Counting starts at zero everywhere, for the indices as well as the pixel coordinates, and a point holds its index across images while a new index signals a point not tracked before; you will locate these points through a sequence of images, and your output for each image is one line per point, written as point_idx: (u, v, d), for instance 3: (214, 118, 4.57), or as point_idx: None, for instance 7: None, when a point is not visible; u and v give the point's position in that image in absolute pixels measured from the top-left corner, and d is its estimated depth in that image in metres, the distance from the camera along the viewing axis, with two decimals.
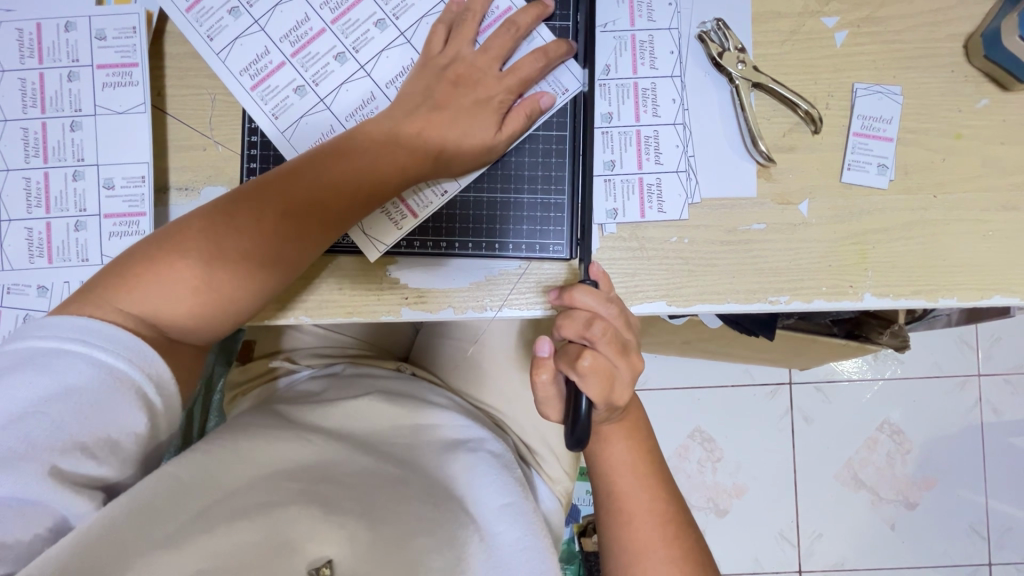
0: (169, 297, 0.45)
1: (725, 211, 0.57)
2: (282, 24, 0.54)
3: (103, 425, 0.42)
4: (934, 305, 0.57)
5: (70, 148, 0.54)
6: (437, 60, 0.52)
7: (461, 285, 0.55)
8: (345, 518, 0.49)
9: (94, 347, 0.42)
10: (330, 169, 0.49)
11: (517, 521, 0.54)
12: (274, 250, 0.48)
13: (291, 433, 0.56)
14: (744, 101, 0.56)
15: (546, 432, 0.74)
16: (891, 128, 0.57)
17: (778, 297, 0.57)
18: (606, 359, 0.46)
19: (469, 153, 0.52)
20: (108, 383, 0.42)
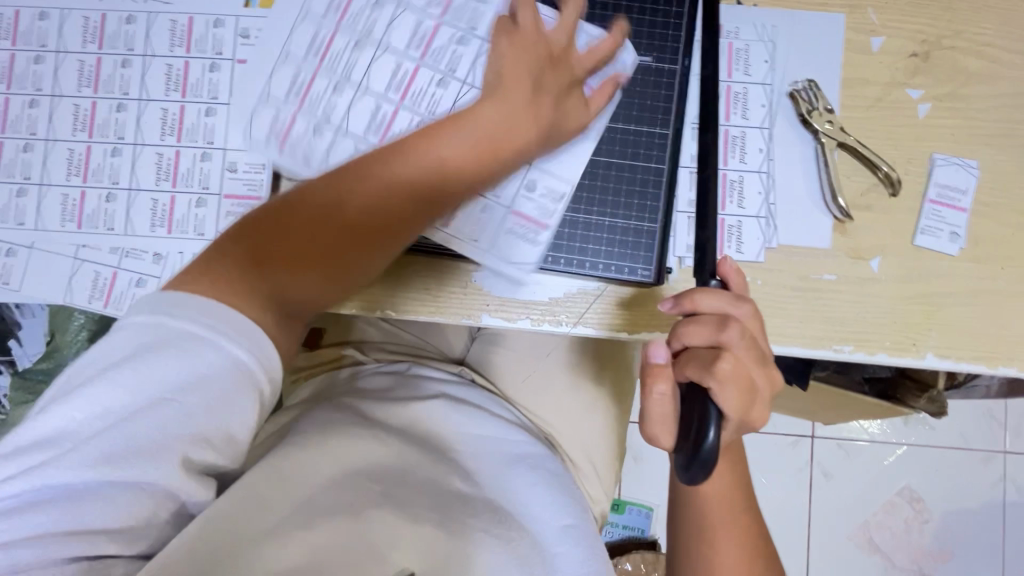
0: (274, 281, 0.47)
1: (799, 258, 0.60)
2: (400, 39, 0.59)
3: (217, 416, 0.42)
4: (993, 372, 0.59)
5: (202, 131, 0.59)
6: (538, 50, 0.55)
7: (539, 300, 0.59)
8: (422, 525, 0.52)
9: (219, 337, 0.42)
10: (423, 162, 0.52)
11: (577, 543, 0.56)
12: (364, 211, 0.50)
13: (364, 430, 0.58)
14: (829, 158, 0.59)
15: (589, 449, 0.77)
16: (965, 199, 0.60)
17: (841, 346, 0.59)
18: (741, 366, 0.47)
19: (541, 122, 0.55)
20: (234, 376, 0.42)
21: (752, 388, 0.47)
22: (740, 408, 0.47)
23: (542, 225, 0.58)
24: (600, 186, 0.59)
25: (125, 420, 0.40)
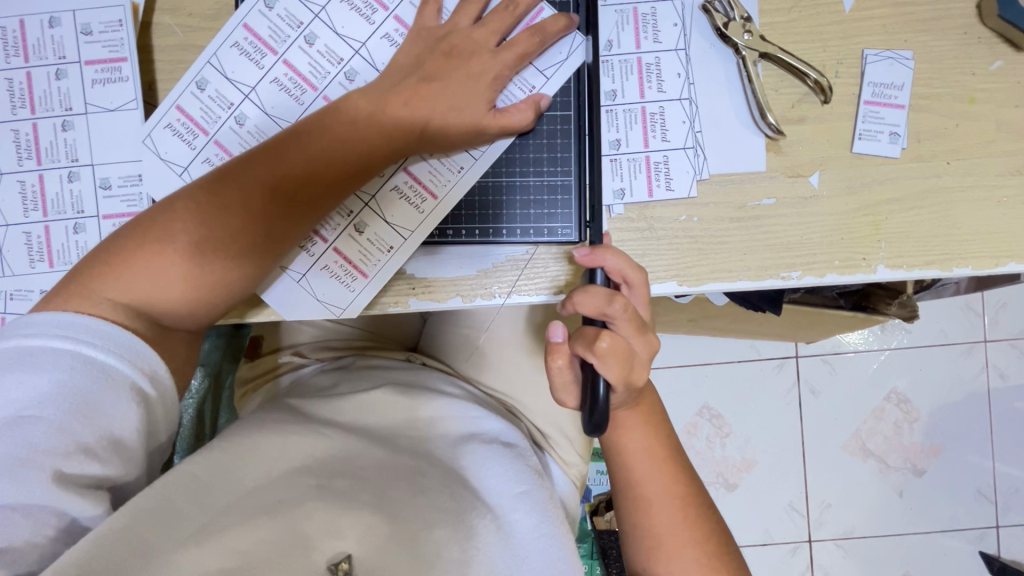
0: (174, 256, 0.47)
1: (734, 186, 0.56)
2: (270, 36, 0.52)
3: (102, 427, 0.43)
4: (948, 274, 0.56)
5: (63, 148, 0.53)
6: (434, 32, 0.51)
7: (466, 274, 0.55)
8: (360, 511, 0.48)
9: (84, 343, 0.43)
10: (323, 135, 0.49)
11: (530, 511, 0.55)
12: (253, 239, 0.48)
13: (301, 429, 0.55)
14: (752, 72, 0.54)
15: (558, 416, 0.74)
16: (902, 94, 0.55)
17: (790, 273, 0.56)
18: (623, 338, 0.45)
19: (451, 130, 0.50)
20: (100, 378, 0.43)
21: (629, 362, 0.45)
22: (622, 378, 0.45)
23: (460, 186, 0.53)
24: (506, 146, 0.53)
25: (1, 438, 0.40)
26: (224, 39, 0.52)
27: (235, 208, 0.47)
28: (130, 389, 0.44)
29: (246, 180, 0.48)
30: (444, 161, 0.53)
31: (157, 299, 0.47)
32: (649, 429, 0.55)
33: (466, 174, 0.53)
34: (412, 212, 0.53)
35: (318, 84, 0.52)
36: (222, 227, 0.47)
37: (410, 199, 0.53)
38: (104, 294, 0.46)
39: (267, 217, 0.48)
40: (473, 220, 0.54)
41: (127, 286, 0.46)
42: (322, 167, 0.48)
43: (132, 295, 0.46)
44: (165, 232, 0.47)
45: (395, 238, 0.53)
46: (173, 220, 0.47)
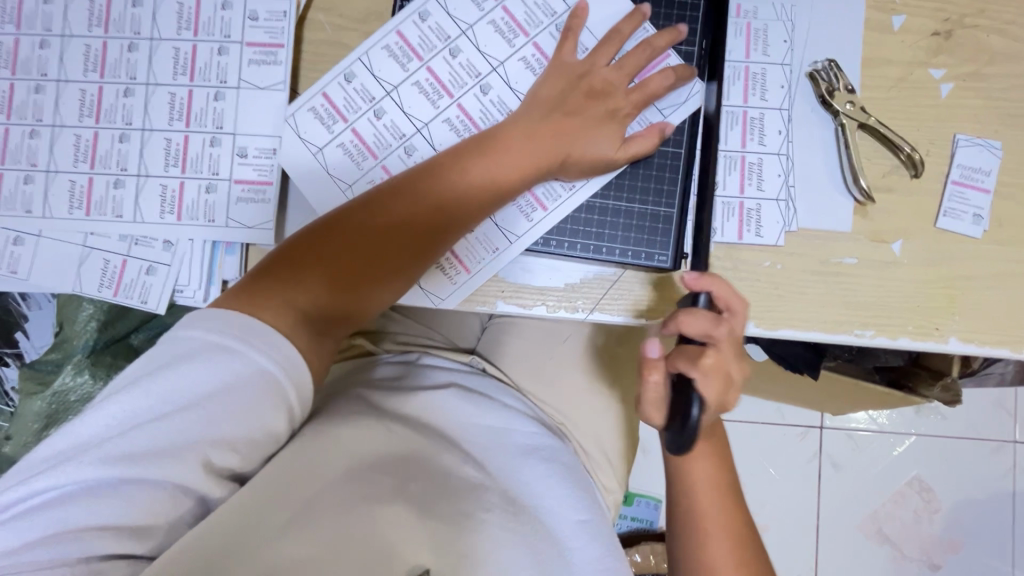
0: (338, 268, 0.50)
1: (818, 242, 0.59)
2: (419, 43, 0.57)
3: (252, 425, 0.43)
4: (1016, 357, 0.58)
5: (211, 116, 0.58)
6: (573, 69, 0.56)
7: (555, 286, 0.58)
8: (434, 523, 0.52)
9: (250, 347, 0.43)
10: (481, 161, 0.54)
11: (588, 538, 0.57)
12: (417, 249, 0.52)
13: (375, 421, 0.56)
14: (850, 139, 0.58)
15: (603, 439, 0.76)
16: (989, 180, 0.58)
17: (863, 331, 0.58)
18: (724, 360, 0.48)
19: (588, 165, 0.55)
20: (259, 385, 0.43)
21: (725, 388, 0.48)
22: (715, 400, 0.48)
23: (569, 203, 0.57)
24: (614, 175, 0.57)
25: (166, 421, 0.42)
26: (378, 40, 0.57)
27: (397, 227, 0.52)
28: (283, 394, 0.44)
29: (406, 205, 0.52)
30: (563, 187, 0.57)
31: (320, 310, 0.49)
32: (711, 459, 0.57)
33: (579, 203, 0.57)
34: (525, 228, 0.57)
35: (455, 93, 0.57)
36: (384, 242, 0.51)
37: (526, 216, 0.57)
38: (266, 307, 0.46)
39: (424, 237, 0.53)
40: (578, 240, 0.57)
41: (291, 296, 0.48)
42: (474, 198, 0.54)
43: (296, 305, 0.47)
44: (336, 242, 0.50)
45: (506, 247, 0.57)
46: (336, 232, 0.50)
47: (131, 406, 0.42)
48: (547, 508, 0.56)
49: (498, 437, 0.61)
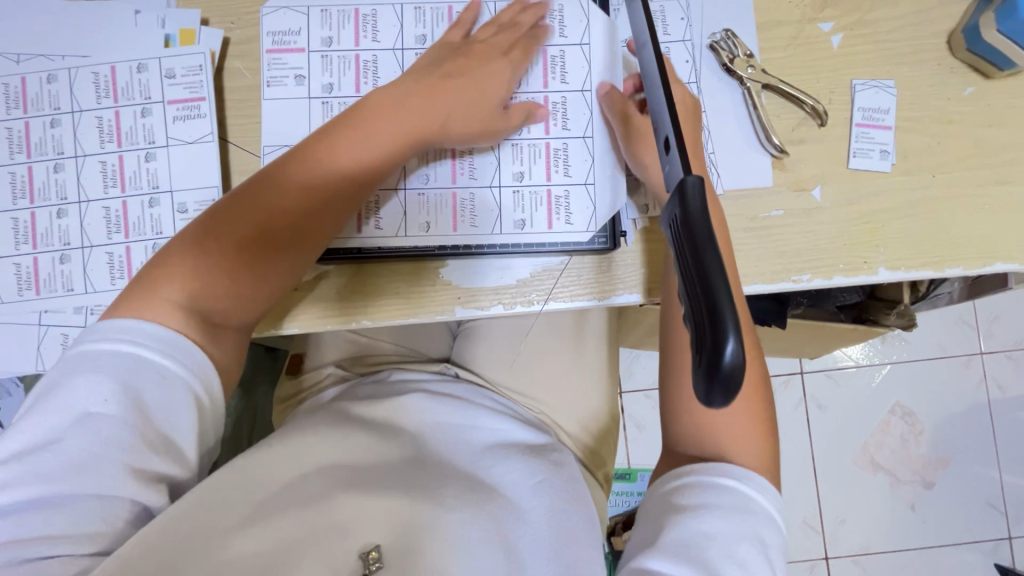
0: (222, 257, 0.54)
1: (744, 201, 0.62)
2: (345, 87, 0.62)
3: (153, 427, 0.48)
4: (942, 275, 0.63)
5: (145, 177, 0.59)
6: (450, 47, 0.62)
7: (508, 284, 0.62)
8: (387, 502, 0.59)
9: (147, 350, 0.49)
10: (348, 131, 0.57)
11: (540, 497, 0.64)
12: (292, 226, 0.55)
13: (338, 432, 0.64)
14: (756, 101, 0.62)
15: (586, 422, 0.79)
16: (889, 117, 0.62)
17: (800, 276, 0.62)
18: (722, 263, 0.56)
19: (469, 128, 0.60)
20: (157, 379, 0.48)
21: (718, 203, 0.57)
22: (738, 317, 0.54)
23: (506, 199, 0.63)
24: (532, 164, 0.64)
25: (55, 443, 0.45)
26: (305, 94, 0.62)
27: (258, 218, 0.54)
28: (184, 390, 0.50)
29: (258, 198, 0.55)
30: (529, 163, 0.63)
31: (231, 289, 0.54)
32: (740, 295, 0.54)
33: (560, 174, 0.63)
34: (509, 211, 0.63)
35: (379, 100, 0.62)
36: (226, 240, 0.54)
37: (502, 201, 0.63)
38: (167, 295, 0.52)
39: (289, 226, 0.55)
40: (567, 204, 0.63)
41: (199, 279, 0.53)
42: (299, 159, 0.56)
43: (179, 295, 0.52)
44: (239, 226, 0.54)
45: (486, 237, 0.62)
46: (186, 242, 0.54)
47: (46, 422, 0.46)
48: (499, 483, 0.64)
49: (457, 433, 0.69)
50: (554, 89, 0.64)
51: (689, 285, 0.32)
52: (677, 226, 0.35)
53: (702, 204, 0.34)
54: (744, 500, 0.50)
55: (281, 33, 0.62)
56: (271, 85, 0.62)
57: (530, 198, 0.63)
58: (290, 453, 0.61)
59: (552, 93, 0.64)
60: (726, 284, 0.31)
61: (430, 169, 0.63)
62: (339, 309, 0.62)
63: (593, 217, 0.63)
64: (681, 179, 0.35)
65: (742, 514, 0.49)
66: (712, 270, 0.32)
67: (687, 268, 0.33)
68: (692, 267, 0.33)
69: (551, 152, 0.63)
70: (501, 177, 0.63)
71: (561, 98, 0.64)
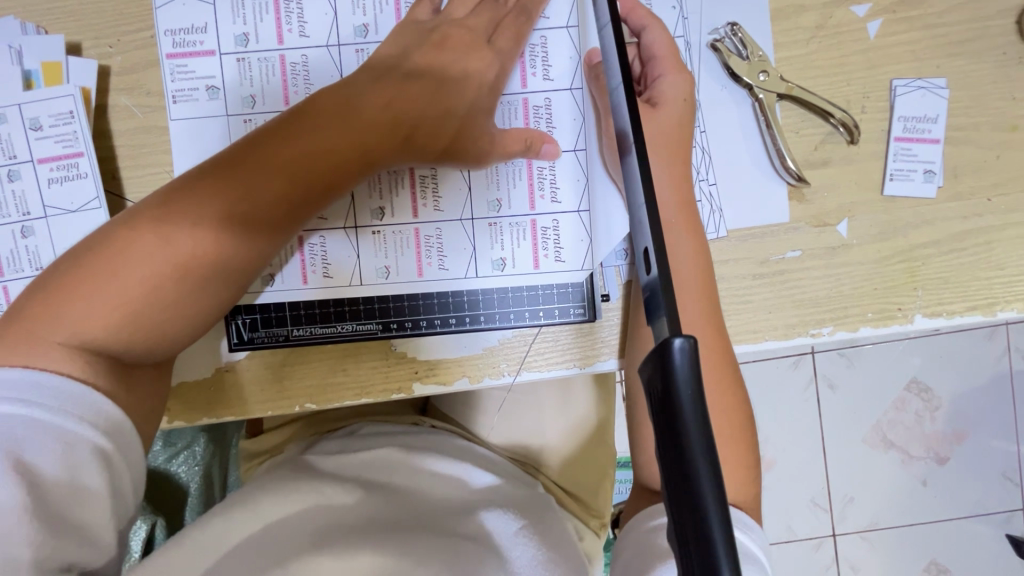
0: (126, 287, 0.40)
1: (755, 242, 0.51)
2: (270, 99, 0.49)
3: (57, 506, 0.37)
4: (993, 318, 0.52)
5: (26, 257, 0.49)
6: (421, 27, 0.48)
7: (473, 354, 0.49)
8: (359, 554, 0.49)
9: (31, 405, 0.37)
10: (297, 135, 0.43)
11: (531, 542, 0.55)
12: (210, 255, 0.41)
13: (302, 488, 0.56)
14: (770, 116, 0.49)
15: (580, 473, 0.72)
16: (937, 128, 0.50)
17: (820, 329, 0.52)
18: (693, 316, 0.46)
19: (446, 132, 0.46)
20: (54, 444, 0.37)
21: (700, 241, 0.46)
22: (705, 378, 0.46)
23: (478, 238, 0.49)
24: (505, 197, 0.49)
25: None
26: (222, 112, 0.49)
27: (172, 238, 0.40)
28: (89, 453, 0.38)
29: (178, 209, 0.41)
30: (507, 187, 0.49)
31: (134, 329, 0.40)
32: (704, 311, 0.46)
33: (546, 198, 0.49)
34: (485, 249, 0.49)
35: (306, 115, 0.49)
36: (132, 262, 0.40)
37: (476, 236, 0.49)
38: (56, 331, 0.39)
39: (208, 252, 0.41)
40: (556, 237, 0.49)
41: (96, 312, 0.39)
42: (235, 162, 0.42)
43: (69, 331, 0.39)
44: (144, 250, 0.40)
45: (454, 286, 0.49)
46: (86, 255, 0.41)
47: None
48: (486, 531, 0.55)
49: (433, 484, 0.61)
50: (535, 89, 0.49)
51: (672, 507, 0.24)
52: (654, 404, 0.25)
53: (691, 384, 0.24)
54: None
55: (182, 31, 0.49)
56: (178, 102, 0.49)
57: (506, 234, 0.49)
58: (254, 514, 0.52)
59: (532, 94, 0.49)
60: (724, 513, 0.23)
61: (385, 201, 0.49)
62: (267, 395, 0.49)
63: (589, 253, 0.49)
64: (661, 343, 0.24)
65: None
66: (706, 500, 0.23)
67: (669, 481, 0.24)
68: (675, 483, 0.24)
69: (534, 172, 0.49)
70: (473, 208, 0.49)
71: (543, 100, 0.49)
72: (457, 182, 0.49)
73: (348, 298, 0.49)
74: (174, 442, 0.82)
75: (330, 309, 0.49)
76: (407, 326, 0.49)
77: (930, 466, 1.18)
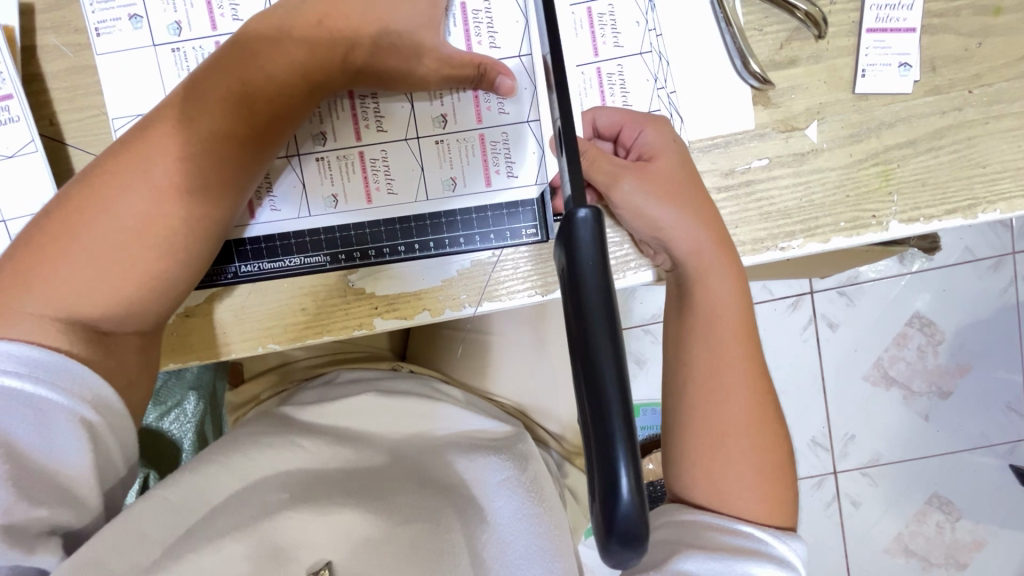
0: (91, 250, 0.39)
1: (719, 152, 0.48)
2: (193, 19, 0.45)
3: (37, 472, 0.38)
4: (974, 220, 0.49)
5: None
6: None
7: (432, 285, 0.47)
8: (344, 510, 0.48)
9: (7, 373, 0.37)
10: (237, 71, 0.40)
11: (518, 492, 0.52)
12: (178, 209, 0.40)
13: (282, 439, 0.53)
14: (728, 13, 0.46)
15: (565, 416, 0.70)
16: (913, 15, 0.47)
17: (791, 241, 0.49)
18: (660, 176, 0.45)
19: (394, 56, 0.43)
20: (33, 415, 0.37)
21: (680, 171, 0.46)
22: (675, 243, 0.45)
23: (424, 159, 0.46)
24: (450, 114, 0.46)
25: None
26: (149, 41, 0.45)
27: (127, 195, 0.39)
28: (68, 420, 0.38)
29: (126, 166, 0.39)
30: (452, 101, 0.45)
31: (106, 292, 0.39)
32: (743, 354, 0.45)
33: (494, 111, 0.46)
34: (434, 169, 0.46)
35: (218, 24, 0.45)
36: (89, 226, 0.39)
37: (424, 156, 0.46)
38: (25, 305, 0.38)
39: (165, 203, 0.40)
40: (507, 150, 0.46)
41: (62, 279, 0.39)
42: (176, 111, 0.40)
43: (41, 304, 0.38)
44: (108, 211, 0.39)
45: (404, 211, 0.46)
46: (42, 229, 0.40)
47: None
48: (467, 481, 0.53)
49: (426, 438, 0.57)
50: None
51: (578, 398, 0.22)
52: (565, 290, 0.23)
53: (595, 261, 0.22)
54: (765, 545, 0.42)
55: None
56: (102, 35, 0.45)
57: (455, 154, 0.46)
58: (228, 468, 0.49)
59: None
60: (623, 396, 0.21)
61: (326, 125, 0.46)
62: (230, 335, 0.48)
63: (542, 167, 0.46)
64: (566, 217, 0.23)
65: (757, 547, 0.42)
66: (605, 378, 0.21)
67: (577, 375, 0.22)
68: (580, 369, 0.22)
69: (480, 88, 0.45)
70: (417, 126, 0.46)
71: (483, 3, 0.45)
72: (398, 100, 0.45)
73: (293, 230, 0.47)
74: (164, 401, 0.83)
75: (275, 243, 0.47)
76: (357, 256, 0.47)
77: (933, 401, 1.15)
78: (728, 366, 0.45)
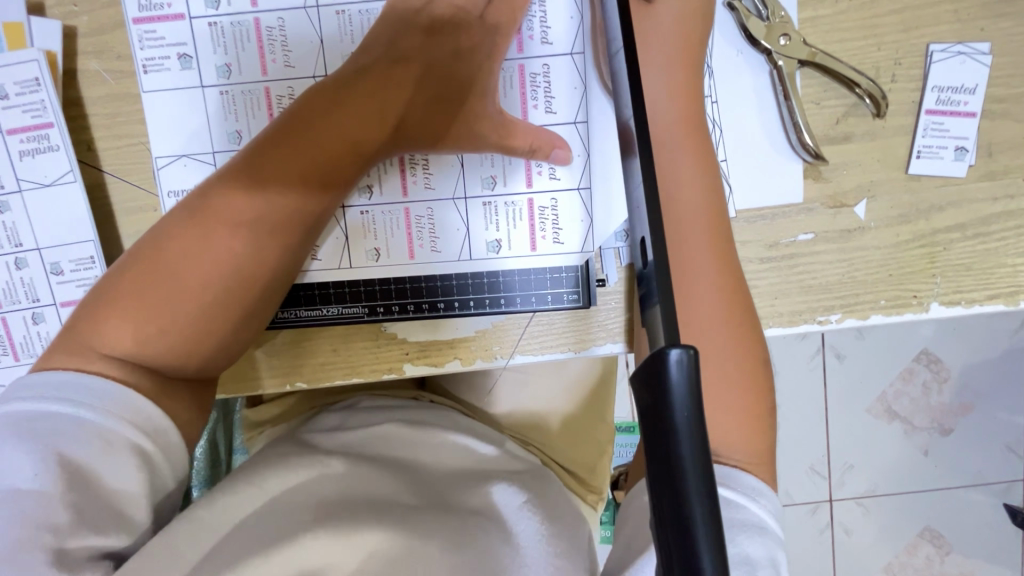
0: (163, 294, 0.37)
1: (765, 223, 0.48)
2: (245, 69, 0.46)
3: (94, 495, 0.34)
4: (1016, 308, 0.48)
5: (3, 233, 0.48)
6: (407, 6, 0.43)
7: (466, 335, 0.47)
8: (366, 521, 0.42)
9: (77, 405, 0.34)
10: (319, 127, 0.40)
11: (538, 518, 0.48)
12: (251, 259, 0.38)
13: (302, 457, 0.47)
14: (789, 87, 0.45)
15: (586, 460, 0.68)
16: (974, 99, 0.46)
17: (829, 316, 0.48)
18: None
19: (464, 120, 0.44)
20: (97, 443, 0.34)
21: None
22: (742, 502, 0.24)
23: (469, 220, 0.46)
24: (501, 174, 0.46)
25: None
26: (197, 82, 0.47)
27: (192, 247, 0.38)
28: (131, 454, 0.35)
29: (194, 219, 0.38)
30: (504, 164, 0.46)
31: (178, 337, 0.37)
32: (730, 299, 0.41)
33: (543, 175, 0.46)
34: (479, 229, 0.46)
35: (267, 73, 0.46)
36: (150, 276, 0.37)
37: (469, 215, 0.46)
38: (102, 351, 0.36)
39: (240, 248, 0.38)
40: (555, 216, 0.46)
41: (133, 325, 0.37)
42: (257, 163, 0.39)
43: (113, 349, 0.36)
44: (184, 257, 0.37)
45: (447, 267, 0.47)
46: (117, 277, 0.38)
47: None
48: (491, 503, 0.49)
49: (451, 460, 0.53)
50: (533, 55, 0.45)
51: (669, 547, 0.23)
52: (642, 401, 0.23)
53: (687, 399, 0.22)
54: (729, 511, 0.35)
55: None
56: (149, 73, 0.46)
57: (502, 217, 0.46)
58: (259, 489, 0.43)
59: (531, 60, 0.45)
60: (701, 491, 0.22)
61: (374, 178, 0.46)
62: (263, 370, 0.47)
63: (589, 234, 0.46)
64: (657, 355, 0.22)
65: (727, 533, 0.34)
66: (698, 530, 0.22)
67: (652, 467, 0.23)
68: (671, 517, 0.22)
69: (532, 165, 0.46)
70: (465, 186, 0.46)
71: (542, 66, 0.45)
72: (449, 159, 0.45)
73: (332, 280, 0.46)
74: None
75: (314, 291, 0.46)
76: (394, 309, 0.47)
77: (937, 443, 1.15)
78: (704, 327, 0.40)
